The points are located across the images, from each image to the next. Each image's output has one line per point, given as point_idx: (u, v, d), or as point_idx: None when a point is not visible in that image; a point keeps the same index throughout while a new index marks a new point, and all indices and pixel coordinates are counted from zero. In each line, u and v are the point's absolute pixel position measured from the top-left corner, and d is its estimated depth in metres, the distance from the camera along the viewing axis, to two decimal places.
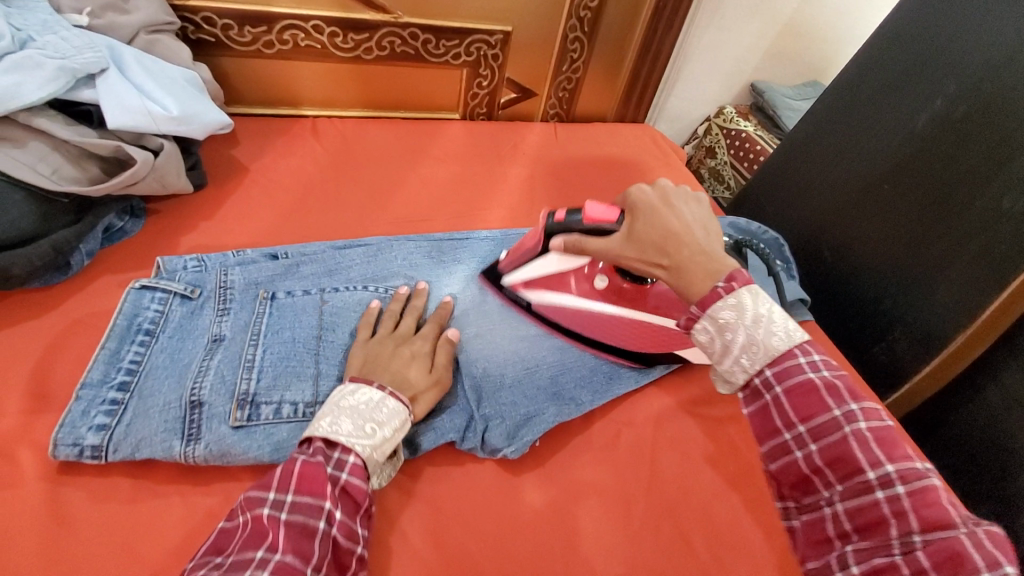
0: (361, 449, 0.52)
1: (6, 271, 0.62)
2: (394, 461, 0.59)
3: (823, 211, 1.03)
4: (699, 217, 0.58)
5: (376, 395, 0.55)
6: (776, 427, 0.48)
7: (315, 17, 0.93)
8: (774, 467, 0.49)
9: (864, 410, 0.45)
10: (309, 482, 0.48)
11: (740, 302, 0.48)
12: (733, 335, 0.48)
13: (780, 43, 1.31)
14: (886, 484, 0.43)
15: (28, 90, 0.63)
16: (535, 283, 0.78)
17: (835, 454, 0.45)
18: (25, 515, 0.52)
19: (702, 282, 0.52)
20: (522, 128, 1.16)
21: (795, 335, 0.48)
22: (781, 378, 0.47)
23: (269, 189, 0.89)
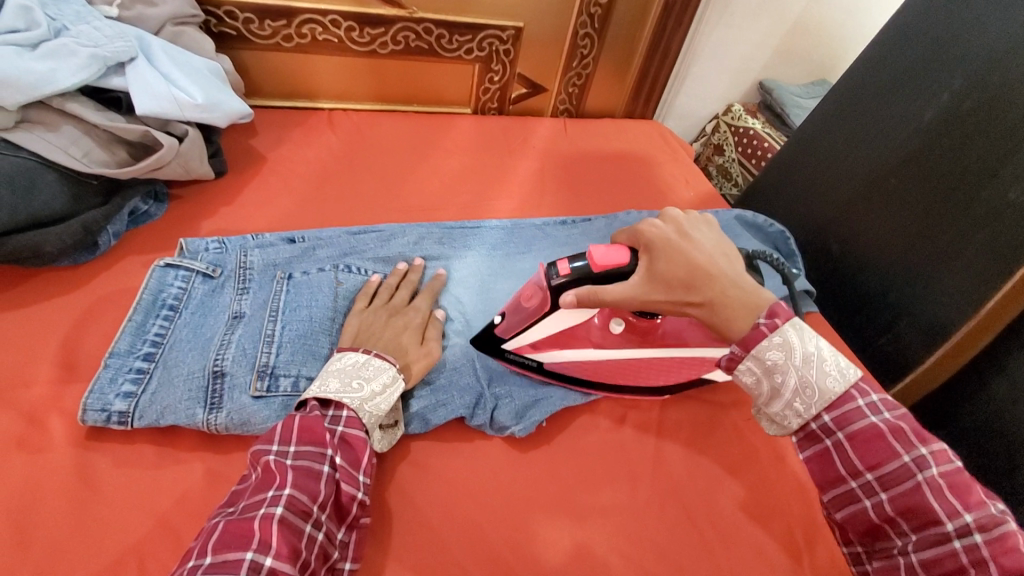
0: (352, 403, 0.55)
1: (39, 248, 0.65)
2: (400, 428, 0.63)
3: (830, 205, 1.04)
4: (717, 246, 0.59)
5: (362, 357, 0.59)
6: (842, 474, 0.50)
7: (333, 11, 0.96)
8: (842, 514, 0.51)
9: (934, 454, 0.46)
10: (310, 432, 0.52)
11: (786, 342, 0.51)
12: (783, 378, 0.51)
13: (788, 42, 1.33)
14: (964, 534, 0.44)
15: (62, 76, 0.66)
16: (545, 343, 0.69)
17: (906, 503, 0.47)
18: (55, 477, 0.54)
19: (745, 317, 0.54)
20: (533, 123, 1.18)
21: (847, 373, 0.50)
22: (842, 424, 0.50)
23: (287, 178, 0.92)
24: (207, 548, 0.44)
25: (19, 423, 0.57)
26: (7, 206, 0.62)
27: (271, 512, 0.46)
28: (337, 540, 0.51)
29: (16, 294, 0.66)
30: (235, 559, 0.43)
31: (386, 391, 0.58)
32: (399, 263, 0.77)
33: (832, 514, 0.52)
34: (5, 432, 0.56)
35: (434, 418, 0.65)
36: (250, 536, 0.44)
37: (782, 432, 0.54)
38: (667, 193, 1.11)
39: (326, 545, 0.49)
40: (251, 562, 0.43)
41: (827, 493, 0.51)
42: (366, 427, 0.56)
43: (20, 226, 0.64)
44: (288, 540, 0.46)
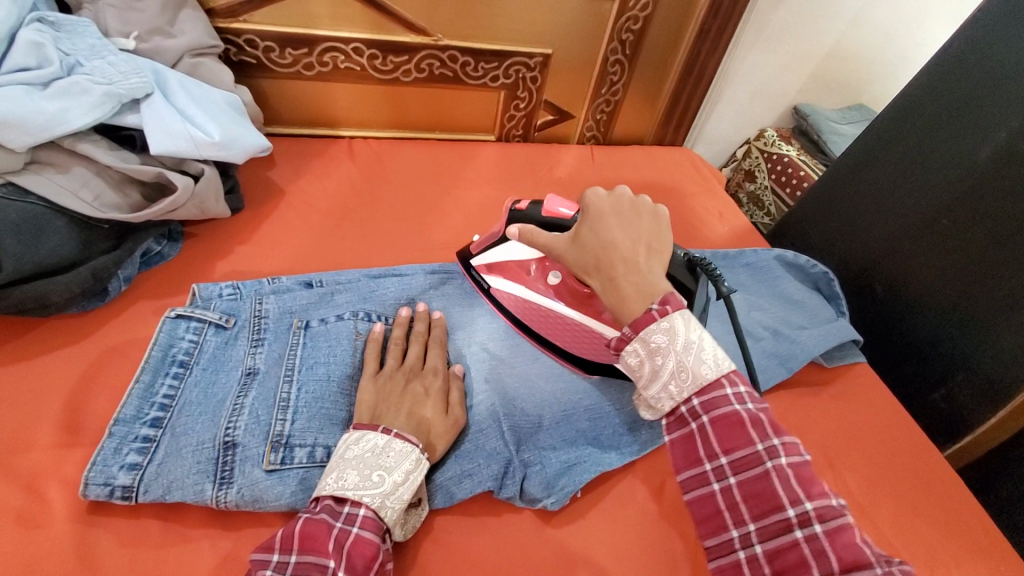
0: (372, 500, 0.50)
1: (44, 299, 0.61)
2: (425, 507, 0.58)
3: (874, 244, 0.98)
4: (644, 233, 0.54)
5: (382, 441, 0.54)
6: (699, 457, 0.47)
7: (355, 39, 0.92)
8: (690, 497, 0.47)
9: (785, 444, 0.44)
10: (311, 539, 0.47)
11: (673, 328, 0.47)
12: (662, 360, 0.47)
13: (826, 67, 1.27)
14: (805, 523, 0.41)
15: (74, 116, 0.63)
16: (496, 269, 0.77)
17: (754, 489, 0.44)
18: (51, 557, 0.50)
19: (634, 302, 0.50)
20: (559, 151, 1.13)
21: (722, 364, 0.47)
22: (708, 408, 0.46)
23: (305, 213, 0.88)
24: None
25: (16, 494, 0.53)
26: (9, 257, 0.58)
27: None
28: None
29: (21, 345, 0.63)
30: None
31: (408, 481, 0.53)
32: (405, 309, 0.72)
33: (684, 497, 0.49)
34: (4, 505, 0.52)
35: (458, 491, 0.60)
36: None
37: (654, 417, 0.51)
38: (699, 227, 1.05)
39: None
40: None
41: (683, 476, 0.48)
42: (383, 525, 0.51)
43: (25, 276, 0.60)
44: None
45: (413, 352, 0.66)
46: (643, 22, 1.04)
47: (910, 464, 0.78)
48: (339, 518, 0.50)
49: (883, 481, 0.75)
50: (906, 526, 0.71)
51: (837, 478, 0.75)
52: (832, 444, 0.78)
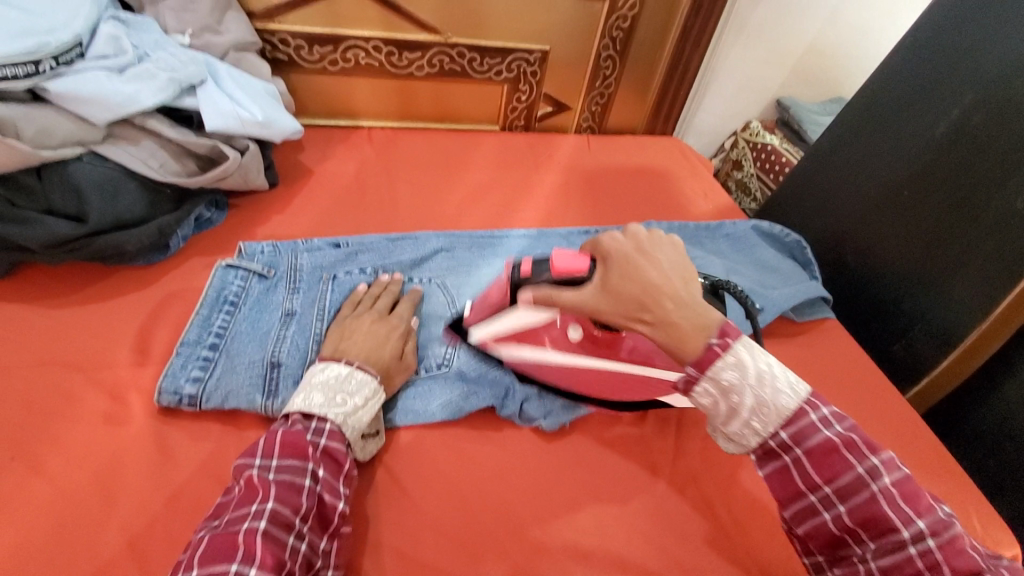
0: (335, 416, 0.59)
1: (121, 248, 0.72)
2: (381, 437, 0.66)
3: (844, 216, 1.08)
4: (675, 266, 0.59)
5: (344, 370, 0.62)
6: (802, 489, 0.54)
7: (375, 37, 1.05)
8: (803, 528, 0.55)
9: (884, 463, 0.52)
10: (293, 446, 0.55)
11: (739, 360, 0.54)
12: (740, 398, 0.54)
13: (804, 62, 1.38)
14: (919, 540, 0.49)
15: (144, 96, 0.75)
16: (508, 337, 0.72)
17: (864, 513, 0.52)
18: (135, 447, 0.61)
19: (695, 337, 0.55)
20: (557, 139, 1.25)
21: (799, 390, 0.55)
22: (800, 440, 0.54)
23: (332, 189, 0.99)
24: (193, 563, 0.46)
25: (104, 399, 0.64)
26: (96, 211, 0.71)
27: (254, 526, 0.49)
28: (319, 549, 0.54)
29: (98, 288, 0.74)
30: (221, 570, 0.45)
31: (366, 405, 0.61)
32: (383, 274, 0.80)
33: (793, 529, 0.57)
34: (92, 408, 0.63)
35: (460, 405, 0.71)
36: (234, 549, 0.47)
37: (742, 449, 0.58)
38: (686, 205, 1.16)
39: (308, 554, 0.52)
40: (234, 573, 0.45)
41: (791, 508, 0.56)
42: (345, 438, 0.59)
43: (106, 228, 0.72)
44: (274, 552, 0.48)
45: (380, 304, 0.74)
46: (632, 21, 1.15)
47: (871, 403, 0.87)
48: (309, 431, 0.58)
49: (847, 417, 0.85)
50: None
51: None
52: None
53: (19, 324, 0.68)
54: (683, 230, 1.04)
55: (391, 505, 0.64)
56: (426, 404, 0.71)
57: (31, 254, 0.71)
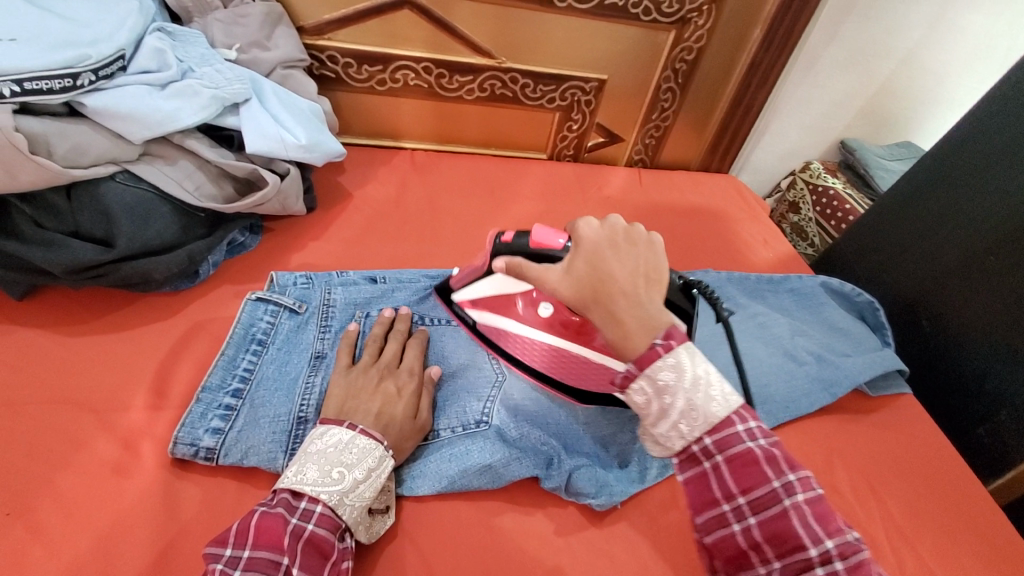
0: (329, 497, 0.52)
1: (147, 275, 0.68)
2: (391, 514, 0.60)
3: (918, 276, 0.98)
4: (641, 264, 0.55)
5: (346, 436, 0.55)
6: (715, 497, 0.47)
7: (426, 59, 1.00)
8: (710, 539, 0.48)
9: (801, 480, 0.46)
10: (268, 535, 0.48)
11: (678, 363, 0.48)
12: (671, 400, 0.47)
13: (874, 104, 1.28)
14: (826, 561, 0.43)
15: (185, 114, 0.70)
16: (483, 304, 0.72)
17: (774, 529, 0.45)
18: (142, 506, 0.55)
19: (639, 336, 0.51)
20: (608, 172, 1.18)
21: (732, 400, 0.48)
22: (721, 447, 0.47)
23: (370, 216, 0.94)
24: None
25: (115, 447, 0.58)
26: (125, 235, 0.66)
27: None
28: None
29: (120, 317, 0.69)
30: None
31: (368, 478, 0.55)
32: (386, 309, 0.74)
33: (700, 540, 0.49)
34: (100, 456, 0.57)
35: (497, 466, 0.63)
36: None
37: (665, 454, 0.50)
38: (744, 253, 1.07)
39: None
40: None
41: (698, 516, 0.49)
42: (339, 522, 0.52)
43: (133, 253, 0.67)
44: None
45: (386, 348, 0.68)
46: (696, 54, 1.09)
47: (956, 497, 0.77)
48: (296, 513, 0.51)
49: (928, 513, 0.75)
50: (951, 560, 0.71)
51: (877, 503, 0.75)
52: (874, 469, 0.78)
53: (34, 353, 0.64)
54: (744, 282, 0.96)
55: None
56: (463, 465, 0.63)
57: (52, 279, 0.66)
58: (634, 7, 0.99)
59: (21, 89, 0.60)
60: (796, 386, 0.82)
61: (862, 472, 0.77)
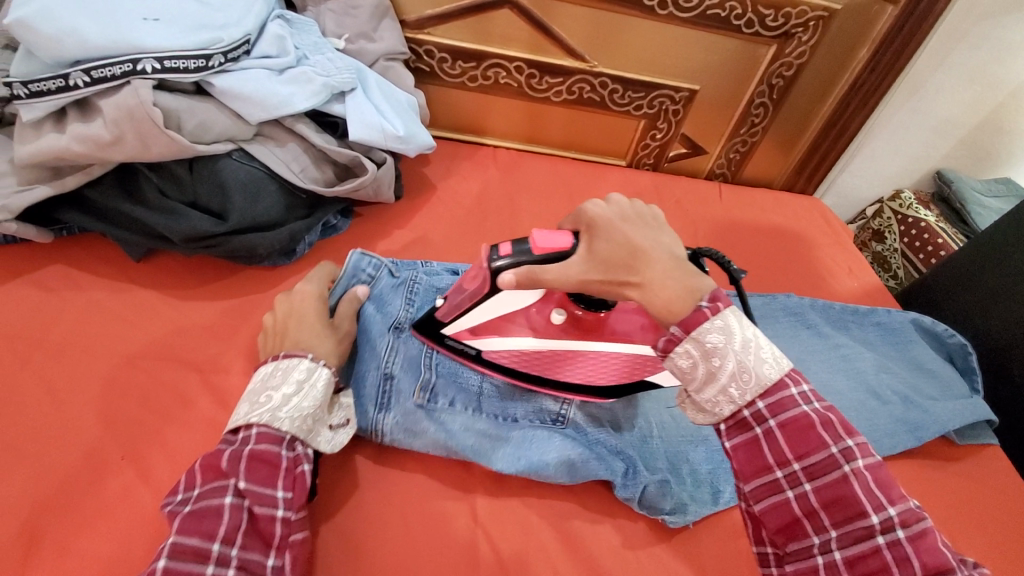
0: (261, 417, 0.54)
1: (253, 250, 0.72)
2: (353, 425, 0.61)
3: (1018, 320, 0.89)
4: (660, 235, 0.56)
5: (270, 367, 0.59)
6: (769, 463, 0.48)
7: (519, 59, 1.01)
8: (763, 505, 0.49)
9: (860, 446, 0.46)
10: (209, 468, 0.52)
11: (727, 325, 0.49)
12: (721, 362, 0.49)
13: (978, 135, 1.20)
14: (887, 528, 0.43)
15: (298, 99, 0.73)
16: (486, 330, 0.65)
17: (833, 494, 0.46)
18: None
19: (683, 302, 0.51)
20: (688, 184, 1.15)
21: (782, 362, 0.50)
22: (775, 411, 0.49)
23: (452, 208, 0.96)
24: None
25: (216, 406, 0.62)
26: (238, 210, 0.71)
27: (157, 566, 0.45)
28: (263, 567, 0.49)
29: (224, 284, 0.74)
30: None
31: (300, 390, 0.57)
32: None
33: (751, 507, 0.50)
34: (203, 413, 0.61)
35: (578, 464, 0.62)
36: None
37: (710, 420, 0.52)
38: (826, 280, 1.03)
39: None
40: None
41: (750, 483, 0.50)
42: (282, 434, 0.54)
43: (243, 227, 0.72)
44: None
45: (308, 277, 0.71)
46: (796, 70, 1.05)
47: None
48: (237, 443, 0.54)
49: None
50: None
51: None
52: (957, 521, 0.73)
53: (148, 311, 0.69)
54: (828, 311, 0.91)
55: None
56: (543, 451, 0.63)
57: (168, 245, 0.71)
58: (737, 19, 0.97)
59: (161, 67, 0.64)
60: (878, 425, 0.78)
61: (943, 522, 0.73)
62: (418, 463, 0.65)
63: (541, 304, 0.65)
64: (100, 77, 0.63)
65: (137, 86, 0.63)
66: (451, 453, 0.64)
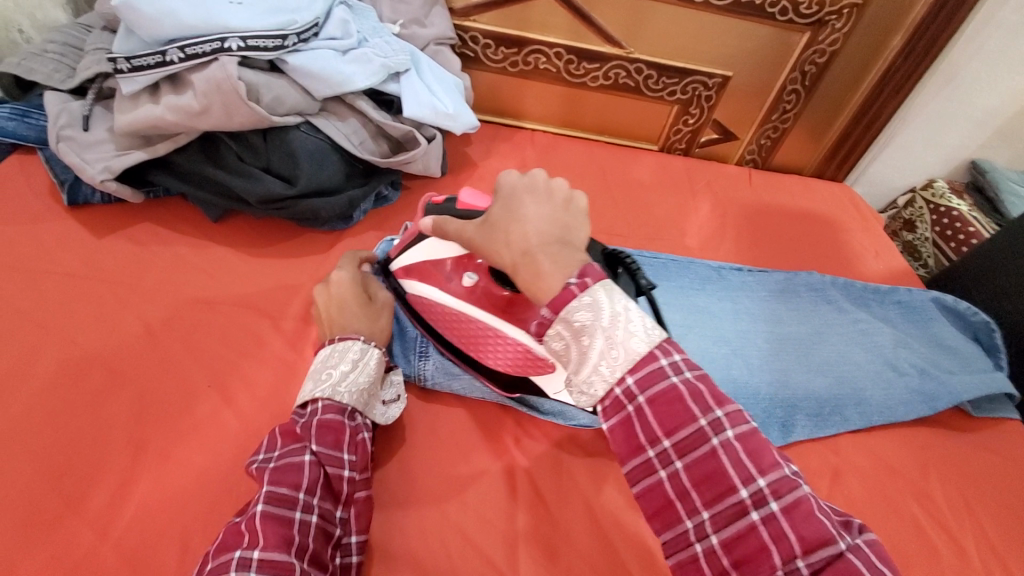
0: (323, 392, 0.60)
1: (318, 213, 0.80)
2: (403, 400, 0.67)
3: None
4: (555, 214, 0.51)
5: (326, 348, 0.63)
6: (640, 443, 0.44)
7: (559, 45, 1.07)
8: (638, 489, 0.45)
9: (729, 415, 0.43)
10: (288, 432, 0.57)
11: (596, 301, 0.44)
12: (589, 339, 0.44)
13: (1016, 124, 1.20)
14: (760, 503, 0.40)
15: (359, 78, 0.80)
16: (415, 272, 0.70)
17: (703, 472, 0.42)
18: None
19: (545, 272, 0.47)
20: (718, 168, 1.19)
21: (653, 334, 0.45)
22: (644, 386, 0.43)
23: (492, 184, 1.02)
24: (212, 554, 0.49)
25: (284, 346, 0.70)
26: (306, 176, 0.78)
27: (256, 509, 0.51)
28: (335, 519, 0.55)
29: (288, 245, 0.82)
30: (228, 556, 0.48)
31: (356, 367, 0.62)
32: None
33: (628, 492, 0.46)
34: (273, 352, 0.69)
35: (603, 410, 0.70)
36: (242, 536, 0.49)
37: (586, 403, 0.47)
38: (854, 261, 1.06)
39: (322, 522, 0.53)
40: (243, 556, 0.47)
41: (624, 467, 0.45)
42: (344, 405, 0.60)
43: (310, 192, 0.80)
44: (277, 531, 0.50)
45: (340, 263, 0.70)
46: (829, 57, 1.08)
47: None
48: (306, 414, 0.60)
49: None
50: None
51: (973, 520, 0.73)
52: (974, 487, 0.76)
53: (225, 265, 0.77)
54: (850, 289, 0.94)
55: (525, 507, 0.64)
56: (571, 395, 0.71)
57: (244, 206, 0.80)
58: (771, 7, 1.00)
59: (244, 45, 0.72)
60: (894, 394, 0.82)
61: (959, 487, 0.76)
62: (462, 406, 0.72)
63: (459, 264, 0.66)
64: (192, 53, 0.71)
65: (224, 62, 0.71)
66: (488, 398, 0.72)
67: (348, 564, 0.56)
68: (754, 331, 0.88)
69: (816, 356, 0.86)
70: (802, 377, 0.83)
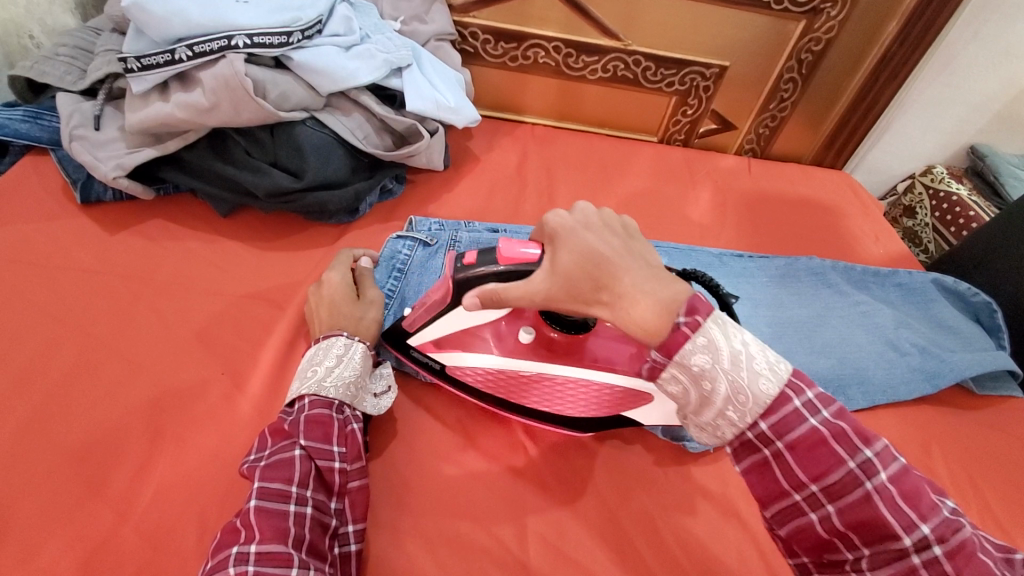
0: (309, 388, 0.61)
1: (324, 206, 0.82)
2: (393, 390, 0.68)
3: None
4: (626, 247, 0.52)
5: (312, 347, 0.66)
6: (784, 488, 0.46)
7: (557, 39, 1.08)
8: (787, 530, 0.47)
9: (879, 455, 0.43)
10: (276, 431, 0.59)
11: (711, 341, 0.45)
12: (712, 385, 0.45)
13: (1013, 107, 1.21)
14: (922, 547, 0.41)
15: (362, 73, 0.82)
16: (451, 342, 0.66)
17: (857, 517, 0.43)
18: None
19: (654, 312, 0.47)
20: (717, 157, 1.21)
21: (780, 371, 0.45)
22: (781, 432, 0.45)
23: (494, 176, 1.04)
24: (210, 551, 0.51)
25: (294, 335, 0.72)
26: (313, 170, 0.80)
27: (248, 506, 0.53)
28: (331, 510, 0.57)
29: (296, 237, 0.83)
30: (226, 551, 0.50)
31: (341, 361, 0.64)
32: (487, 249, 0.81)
33: (777, 530, 0.48)
34: (284, 341, 0.71)
35: None
36: (237, 532, 0.51)
37: (715, 442, 0.49)
38: (853, 246, 1.07)
39: (317, 514, 0.55)
40: (239, 550, 0.49)
41: (771, 507, 0.47)
42: (330, 399, 0.61)
43: (316, 185, 0.81)
44: (272, 523, 0.52)
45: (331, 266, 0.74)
46: (824, 45, 1.09)
47: None
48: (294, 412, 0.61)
49: None
50: None
51: (975, 494, 0.74)
52: (976, 462, 0.77)
53: (234, 258, 0.79)
54: (850, 272, 0.96)
55: (531, 485, 0.66)
56: None
57: (252, 201, 0.82)
58: None
59: (251, 42, 0.74)
60: (896, 373, 0.83)
61: (961, 462, 0.77)
62: None
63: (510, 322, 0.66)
64: (200, 51, 0.73)
65: (231, 59, 0.73)
66: None
67: (346, 553, 0.57)
68: (756, 316, 0.89)
69: (818, 339, 0.87)
70: (805, 359, 0.84)
